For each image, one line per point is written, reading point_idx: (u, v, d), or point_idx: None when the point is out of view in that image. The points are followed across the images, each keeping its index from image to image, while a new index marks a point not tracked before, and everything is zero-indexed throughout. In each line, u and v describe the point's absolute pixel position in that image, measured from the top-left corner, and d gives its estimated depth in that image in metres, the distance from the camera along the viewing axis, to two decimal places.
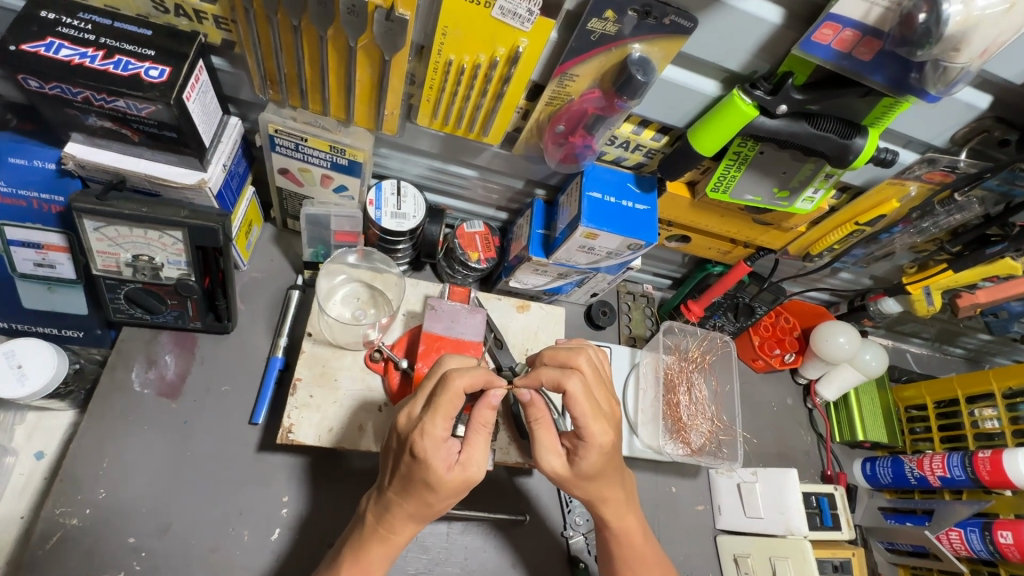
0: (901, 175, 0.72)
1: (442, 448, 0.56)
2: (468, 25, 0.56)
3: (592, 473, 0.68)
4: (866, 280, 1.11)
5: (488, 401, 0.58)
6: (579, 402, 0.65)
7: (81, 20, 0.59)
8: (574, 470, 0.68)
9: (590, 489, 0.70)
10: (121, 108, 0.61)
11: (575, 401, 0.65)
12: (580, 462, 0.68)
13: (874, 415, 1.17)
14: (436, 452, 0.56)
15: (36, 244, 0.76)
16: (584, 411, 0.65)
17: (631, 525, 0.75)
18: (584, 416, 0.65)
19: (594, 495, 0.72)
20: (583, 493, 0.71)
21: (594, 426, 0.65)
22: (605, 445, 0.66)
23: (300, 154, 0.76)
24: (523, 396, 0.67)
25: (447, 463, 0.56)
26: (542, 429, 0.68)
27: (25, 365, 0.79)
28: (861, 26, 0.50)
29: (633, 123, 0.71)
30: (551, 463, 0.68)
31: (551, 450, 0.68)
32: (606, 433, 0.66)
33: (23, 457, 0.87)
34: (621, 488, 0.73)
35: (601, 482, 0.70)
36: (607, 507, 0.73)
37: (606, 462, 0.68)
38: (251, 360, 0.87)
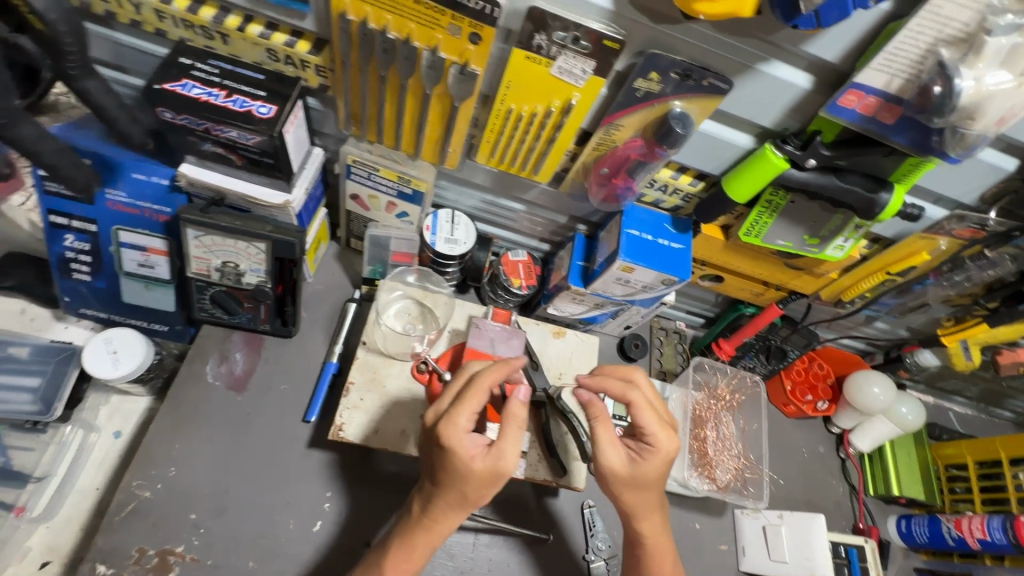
0: (931, 230, 0.75)
1: (465, 439, 0.61)
2: (530, 81, 0.65)
3: (647, 481, 0.73)
4: (903, 331, 1.11)
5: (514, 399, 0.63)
6: (645, 412, 0.72)
7: (210, 65, 0.72)
8: (630, 475, 0.72)
9: (635, 496, 0.73)
10: (233, 137, 0.72)
11: (643, 410, 0.72)
12: (641, 466, 0.72)
13: (910, 471, 1.15)
14: (460, 441, 0.61)
15: (143, 247, 0.88)
16: (649, 419, 0.72)
17: (663, 541, 0.78)
18: (650, 423, 0.71)
19: (637, 505, 0.74)
20: (630, 502, 0.74)
21: (661, 434, 0.72)
22: (664, 453, 0.72)
23: (371, 182, 0.86)
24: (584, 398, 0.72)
25: (473, 452, 0.61)
26: (602, 425, 0.71)
27: (119, 351, 0.90)
28: (883, 94, 0.56)
29: (672, 169, 0.78)
30: (610, 460, 0.71)
31: (611, 450, 0.71)
32: (669, 441, 0.72)
33: (104, 435, 0.97)
34: (658, 502, 0.76)
35: (646, 494, 0.74)
36: (646, 521, 0.76)
37: (659, 473, 0.72)
38: (308, 363, 0.96)
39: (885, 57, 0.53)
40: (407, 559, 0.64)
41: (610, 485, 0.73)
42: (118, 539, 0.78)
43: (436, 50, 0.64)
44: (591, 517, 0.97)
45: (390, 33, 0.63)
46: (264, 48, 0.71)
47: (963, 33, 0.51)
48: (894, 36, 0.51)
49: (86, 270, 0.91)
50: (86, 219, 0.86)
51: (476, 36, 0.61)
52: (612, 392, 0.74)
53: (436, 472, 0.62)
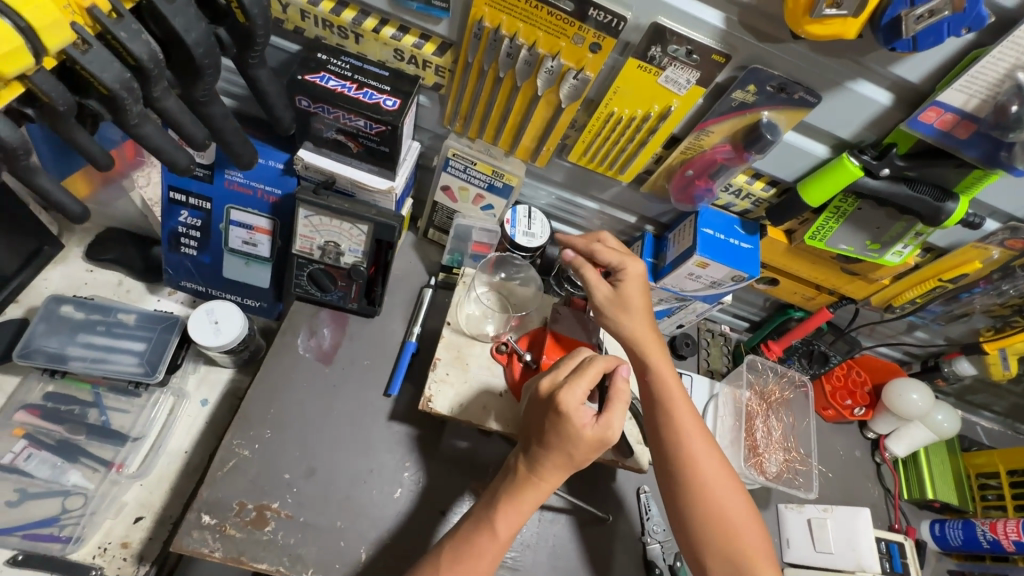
0: (984, 240, 0.82)
1: (581, 409, 0.70)
2: (637, 87, 0.73)
3: (638, 329, 0.88)
4: (941, 341, 1.16)
5: (619, 376, 0.73)
6: (616, 246, 0.91)
7: (342, 61, 0.80)
8: (617, 304, 0.88)
9: (626, 321, 0.88)
10: (358, 126, 0.80)
11: (632, 260, 0.90)
12: (622, 288, 0.88)
13: (943, 477, 1.21)
14: (575, 411, 0.69)
15: (249, 225, 0.95)
16: (638, 266, 0.89)
17: (686, 418, 0.84)
18: (619, 253, 0.90)
19: (638, 334, 0.88)
20: (621, 326, 0.88)
21: (636, 260, 0.90)
22: (637, 278, 0.88)
23: (465, 175, 0.93)
24: (568, 254, 0.91)
25: (586, 421, 0.69)
26: (585, 270, 0.89)
27: (219, 322, 0.96)
28: (960, 111, 0.63)
29: (748, 175, 0.85)
30: (598, 292, 0.89)
31: (596, 281, 0.89)
32: (636, 265, 0.89)
33: (191, 401, 1.02)
34: (660, 349, 0.88)
35: (637, 315, 0.88)
36: (648, 349, 0.87)
37: (638, 297, 0.88)
38: (389, 342, 1.03)
39: (968, 79, 0.61)
40: (512, 516, 0.72)
41: (606, 313, 0.89)
42: (220, 492, 0.84)
43: (557, 56, 0.72)
44: (646, 501, 1.02)
45: (518, 40, 0.71)
46: (393, 48, 0.79)
47: None
48: (978, 61, 0.59)
49: (193, 244, 0.98)
50: (202, 196, 0.93)
51: (597, 46, 0.69)
52: (578, 246, 0.92)
53: (550, 436, 0.70)
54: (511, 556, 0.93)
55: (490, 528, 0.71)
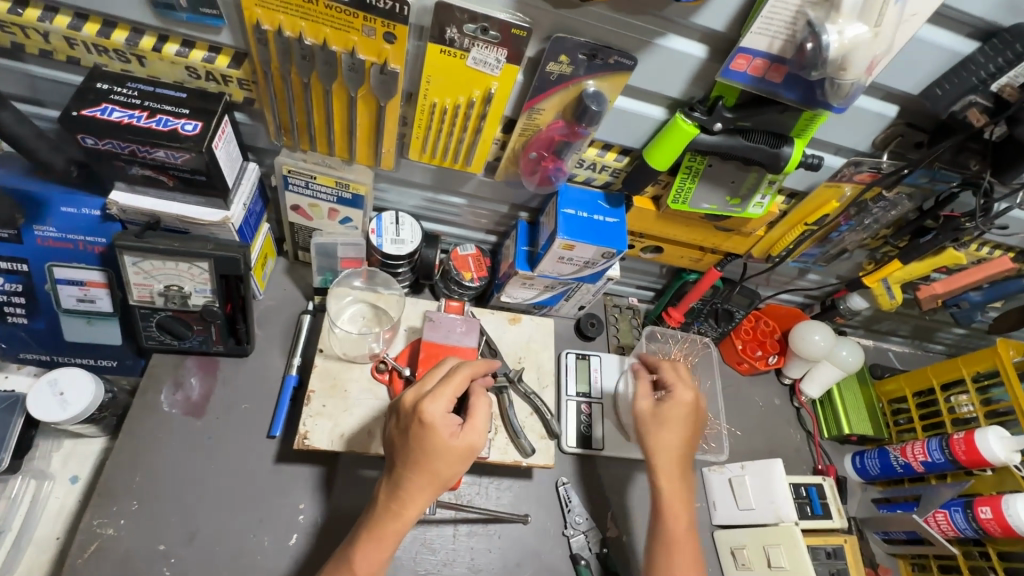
0: (835, 178, 0.82)
1: (447, 418, 0.65)
2: (448, 73, 0.68)
3: (658, 446, 0.85)
4: (833, 280, 1.18)
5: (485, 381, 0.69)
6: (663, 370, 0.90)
7: (129, 88, 0.72)
8: (655, 419, 0.86)
9: (663, 438, 0.85)
10: (161, 158, 0.72)
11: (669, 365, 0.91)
12: (663, 406, 0.87)
13: (857, 409, 1.23)
14: (441, 421, 0.64)
15: (81, 281, 0.86)
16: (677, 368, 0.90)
17: (676, 526, 0.82)
18: (671, 376, 0.89)
19: (662, 448, 0.85)
20: (654, 438, 0.85)
21: (678, 384, 0.87)
22: (681, 399, 0.86)
23: (309, 191, 0.87)
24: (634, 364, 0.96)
25: (452, 431, 0.65)
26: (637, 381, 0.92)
27: (66, 392, 0.87)
28: (768, 55, 0.61)
29: (597, 147, 0.82)
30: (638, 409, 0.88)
31: (641, 392, 0.90)
32: (682, 387, 0.87)
33: (59, 481, 0.93)
34: (684, 492, 0.84)
35: (666, 429, 0.86)
36: (663, 459, 0.85)
37: (679, 411, 0.86)
38: (268, 379, 0.96)
39: (763, 21, 0.58)
40: (374, 552, 0.65)
41: (641, 428, 0.87)
42: None
43: (354, 52, 0.66)
44: (566, 493, 1.00)
45: (306, 40, 0.65)
46: (183, 66, 0.71)
47: None
48: (767, 1, 0.57)
49: (21, 312, 0.88)
50: (16, 258, 0.84)
51: (390, 35, 0.64)
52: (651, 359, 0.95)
53: (414, 452, 0.64)
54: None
55: (349, 566, 0.65)
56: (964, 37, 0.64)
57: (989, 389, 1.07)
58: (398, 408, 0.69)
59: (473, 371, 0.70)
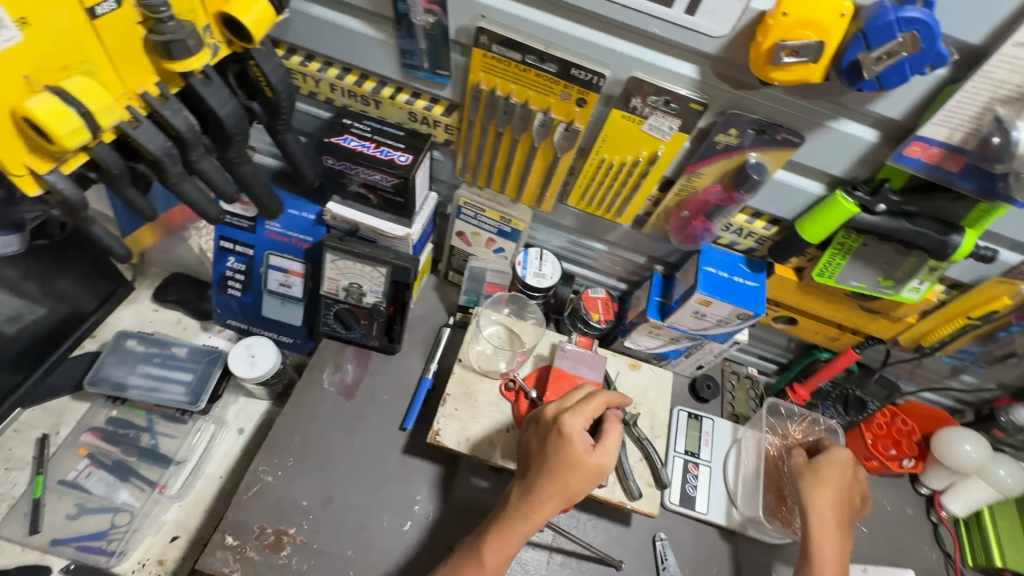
0: (1008, 274, 0.78)
1: (583, 435, 0.71)
2: (624, 135, 0.78)
3: (818, 502, 0.84)
4: (993, 386, 1.07)
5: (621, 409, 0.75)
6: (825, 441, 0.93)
7: (364, 124, 0.91)
8: (812, 474, 0.87)
9: (818, 491, 0.85)
10: (375, 180, 0.90)
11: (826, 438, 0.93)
12: (819, 464, 0.87)
13: (1014, 543, 1.06)
14: (579, 435, 0.71)
15: (285, 269, 1.06)
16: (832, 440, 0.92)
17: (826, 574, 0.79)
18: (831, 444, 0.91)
19: (816, 504, 0.84)
20: (809, 493, 0.85)
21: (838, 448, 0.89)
22: (839, 464, 0.87)
23: (477, 221, 1.01)
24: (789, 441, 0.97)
25: (587, 447, 0.71)
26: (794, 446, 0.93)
27: (255, 355, 1.06)
28: (946, 145, 0.63)
29: (747, 214, 0.87)
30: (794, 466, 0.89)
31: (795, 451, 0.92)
32: (840, 450, 0.88)
33: (229, 430, 1.12)
34: (838, 542, 0.82)
35: (828, 488, 0.85)
36: (818, 517, 0.83)
37: (837, 473, 0.86)
38: (407, 377, 1.08)
39: (946, 113, 0.61)
40: (500, 549, 0.70)
41: (799, 481, 0.87)
42: (243, 515, 0.90)
43: (548, 111, 0.78)
44: (662, 550, 0.99)
45: (512, 99, 0.78)
46: (407, 111, 0.89)
47: (1017, 93, 0.58)
48: (952, 96, 0.59)
49: (238, 286, 1.10)
50: (247, 244, 1.06)
51: (582, 101, 0.75)
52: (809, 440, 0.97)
53: (551, 459, 0.71)
54: None
55: (478, 558, 0.71)
56: None
57: None
58: (538, 420, 0.76)
59: (609, 399, 0.76)
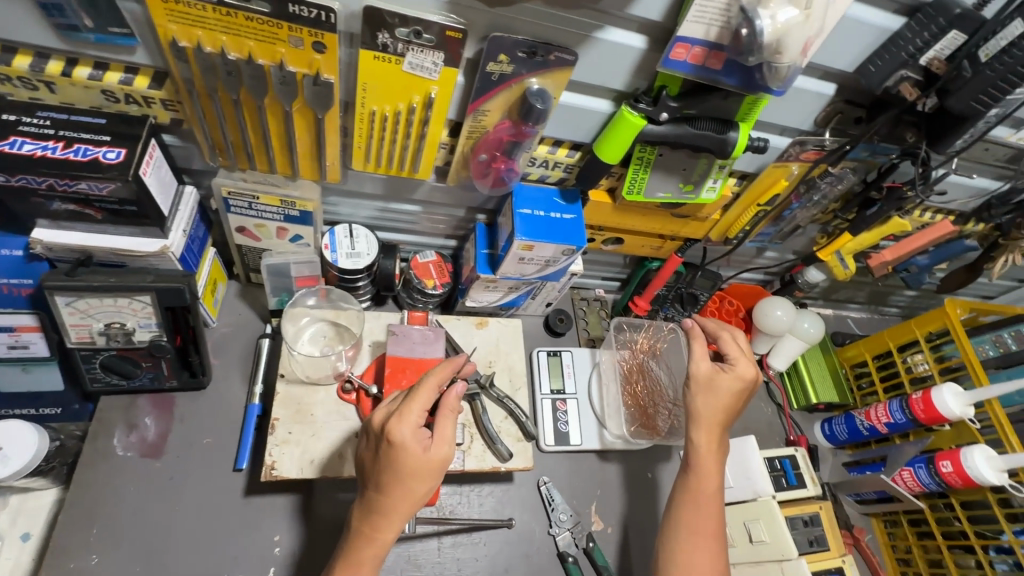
0: (782, 159, 0.83)
1: (417, 435, 0.67)
2: (385, 80, 0.65)
3: (705, 412, 0.87)
4: (791, 256, 1.21)
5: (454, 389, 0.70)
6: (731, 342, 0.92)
7: (40, 117, 0.67)
8: (711, 386, 0.87)
9: (708, 404, 0.87)
10: (84, 190, 0.68)
11: (734, 337, 0.93)
12: (721, 376, 0.88)
13: (823, 378, 1.26)
14: (413, 438, 0.66)
15: (9, 327, 0.79)
16: (738, 343, 0.92)
17: (703, 488, 0.84)
18: (733, 351, 0.91)
19: (704, 413, 0.87)
20: (705, 410, 0.86)
21: (742, 363, 0.90)
22: (737, 373, 0.88)
23: (254, 211, 0.83)
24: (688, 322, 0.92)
25: (424, 446, 0.67)
26: (696, 341, 0.90)
27: (5, 447, 0.80)
28: (706, 43, 0.61)
29: (548, 144, 0.81)
30: (695, 368, 0.88)
31: (699, 356, 0.89)
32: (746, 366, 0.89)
33: (8, 541, 0.86)
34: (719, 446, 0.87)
35: (721, 403, 0.87)
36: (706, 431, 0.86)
37: (733, 382, 0.87)
38: (230, 409, 0.92)
39: (698, 9, 0.58)
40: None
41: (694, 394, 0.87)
42: None
43: (282, 64, 0.63)
44: (549, 492, 0.99)
45: (229, 54, 0.62)
46: (98, 90, 0.67)
47: None
48: None
49: None
50: None
51: (319, 45, 0.61)
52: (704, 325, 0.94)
53: (389, 471, 0.66)
54: None
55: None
56: (891, 13, 0.65)
57: (942, 346, 1.12)
58: (369, 428, 0.71)
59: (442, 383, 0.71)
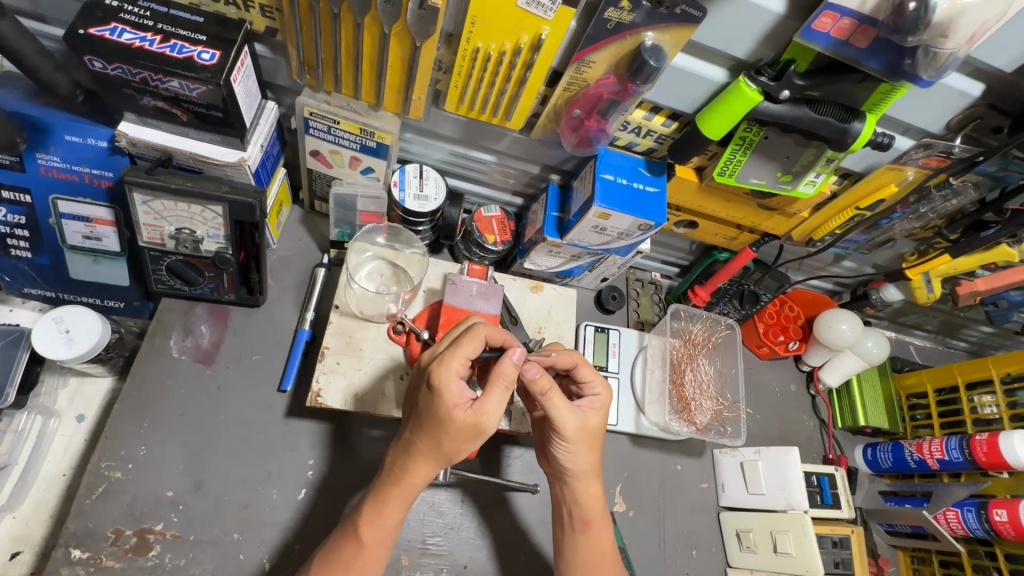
0: (899, 161, 0.76)
1: (455, 386, 0.65)
2: (494, 13, 0.62)
3: (583, 466, 0.77)
4: (869, 269, 1.14)
5: (506, 358, 0.67)
6: (596, 384, 0.80)
7: (140, 7, 0.66)
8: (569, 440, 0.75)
9: (580, 458, 0.77)
10: (175, 89, 0.67)
11: (584, 366, 0.79)
12: (586, 423, 0.76)
13: (875, 403, 1.20)
14: (449, 388, 0.65)
15: (86, 217, 0.81)
16: (590, 373, 0.79)
17: (602, 537, 0.79)
18: (598, 405, 0.79)
19: (578, 467, 0.77)
20: (569, 458, 0.77)
21: (593, 416, 0.77)
22: (602, 411, 0.78)
23: (332, 136, 0.81)
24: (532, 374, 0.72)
25: (459, 401, 0.65)
26: (554, 394, 0.73)
27: (72, 331, 0.83)
28: (857, 15, 0.54)
29: (645, 110, 0.76)
30: (566, 424, 0.74)
31: (562, 406, 0.74)
32: (596, 420, 0.77)
33: (65, 419, 0.91)
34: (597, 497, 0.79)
35: (589, 451, 0.77)
36: (582, 483, 0.78)
37: (601, 422, 0.78)
38: (280, 331, 0.93)
39: None
40: (376, 519, 0.69)
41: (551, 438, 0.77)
42: (91, 521, 0.75)
43: None
44: None
45: None
46: None
47: None
48: None
49: (24, 246, 0.84)
50: (18, 189, 0.79)
51: None
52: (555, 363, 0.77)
53: (424, 414, 0.66)
54: (435, 542, 0.88)
55: (357, 535, 0.69)
56: None
57: (1016, 391, 1.03)
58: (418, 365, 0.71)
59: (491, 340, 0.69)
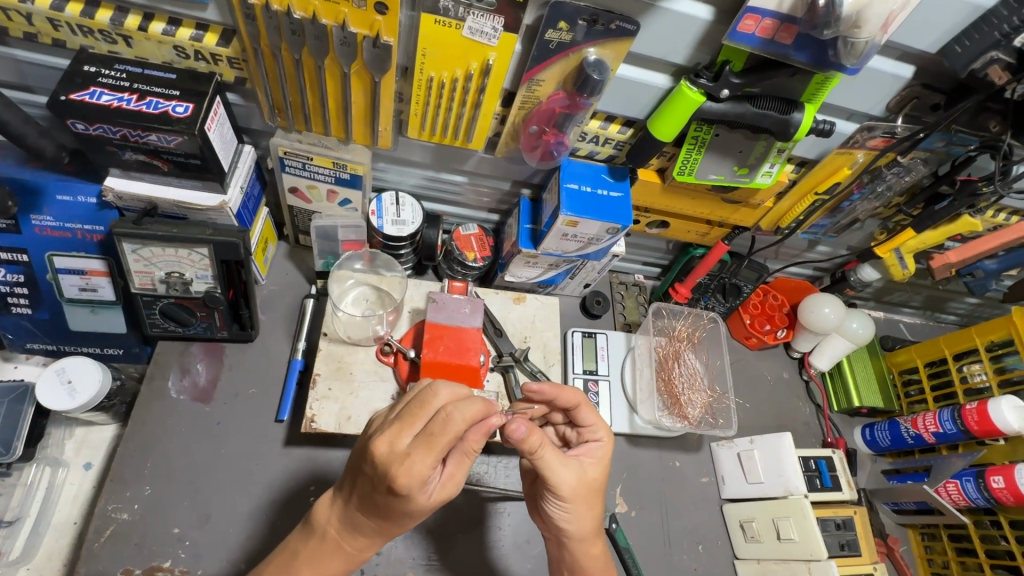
0: (847, 145, 0.79)
1: (404, 461, 0.59)
2: (444, 45, 0.66)
3: (585, 526, 0.75)
4: (844, 251, 1.16)
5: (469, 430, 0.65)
6: (595, 422, 0.80)
7: (117, 70, 0.71)
8: (566, 501, 0.73)
9: (581, 515, 0.75)
10: (154, 142, 0.71)
11: (585, 407, 0.79)
12: (586, 475, 0.75)
13: (868, 382, 1.20)
14: (401, 467, 0.59)
15: (81, 270, 0.85)
16: (591, 416, 0.79)
17: None
18: (597, 450, 0.78)
19: (581, 526, 0.75)
20: (570, 518, 0.74)
21: (592, 465, 0.76)
22: (600, 459, 0.78)
23: (307, 172, 0.85)
24: (517, 433, 0.68)
25: (409, 483, 0.59)
26: (547, 450, 0.71)
27: (73, 380, 0.86)
28: (777, 15, 0.58)
29: (600, 119, 0.80)
30: (563, 479, 0.72)
31: (560, 464, 0.72)
32: (592, 467, 0.76)
33: (73, 468, 0.94)
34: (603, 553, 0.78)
35: (588, 504, 0.75)
36: (590, 542, 0.76)
37: (599, 474, 0.76)
38: (274, 364, 0.95)
39: None
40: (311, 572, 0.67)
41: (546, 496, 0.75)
42: (101, 564, 0.78)
43: (344, 25, 0.64)
44: None
45: (295, 13, 0.63)
46: (171, 45, 0.70)
47: None
48: None
49: (24, 303, 0.88)
50: (15, 249, 0.83)
51: (382, 6, 0.62)
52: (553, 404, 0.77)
53: (374, 492, 0.61)
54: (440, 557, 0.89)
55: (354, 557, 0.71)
56: None
57: (1003, 357, 1.05)
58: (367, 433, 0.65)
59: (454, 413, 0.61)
